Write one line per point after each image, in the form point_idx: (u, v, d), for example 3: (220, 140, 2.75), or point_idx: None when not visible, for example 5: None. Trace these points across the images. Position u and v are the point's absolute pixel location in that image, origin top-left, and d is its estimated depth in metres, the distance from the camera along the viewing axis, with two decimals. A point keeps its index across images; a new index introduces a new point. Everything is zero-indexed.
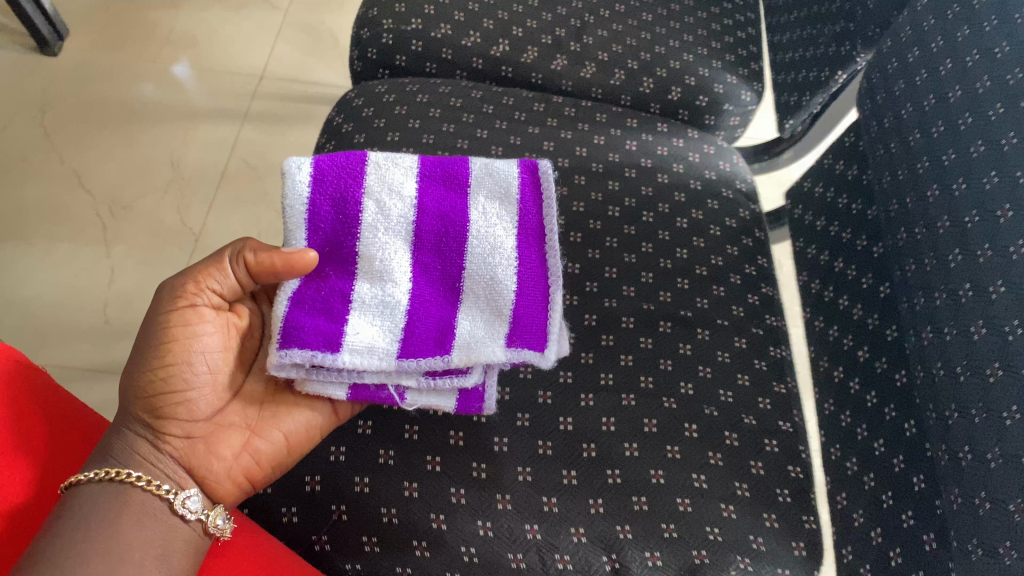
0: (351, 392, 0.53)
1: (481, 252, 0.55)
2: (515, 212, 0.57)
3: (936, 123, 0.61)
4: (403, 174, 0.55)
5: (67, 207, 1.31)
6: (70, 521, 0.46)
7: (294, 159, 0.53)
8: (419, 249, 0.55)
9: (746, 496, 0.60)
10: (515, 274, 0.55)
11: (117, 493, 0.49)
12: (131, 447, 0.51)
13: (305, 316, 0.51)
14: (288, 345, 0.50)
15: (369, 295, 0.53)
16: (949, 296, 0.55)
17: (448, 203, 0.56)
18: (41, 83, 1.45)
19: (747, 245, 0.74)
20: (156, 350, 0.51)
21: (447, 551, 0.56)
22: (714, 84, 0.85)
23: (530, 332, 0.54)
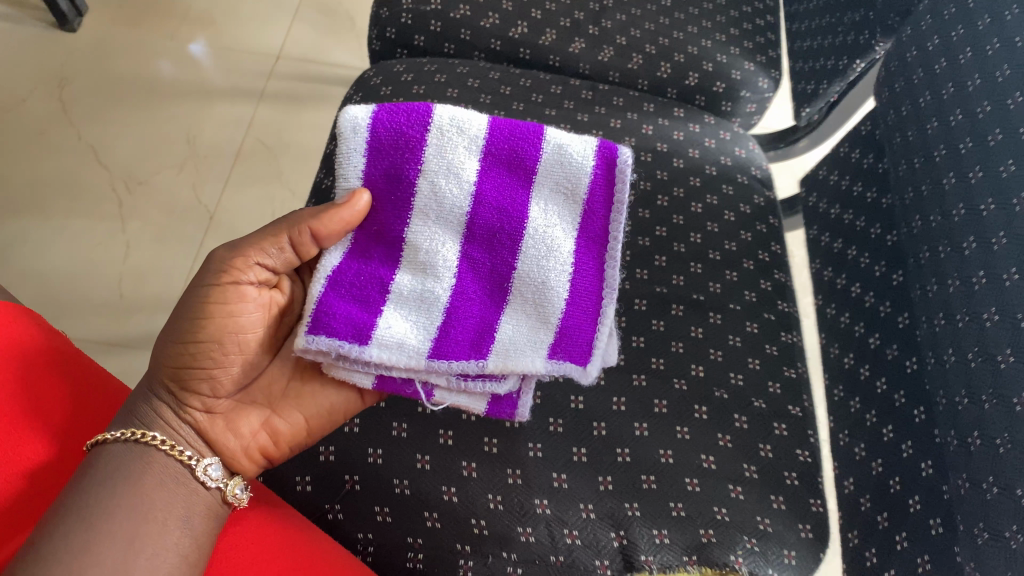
0: (377, 381, 0.53)
1: (537, 254, 0.53)
2: (580, 215, 0.54)
3: (954, 111, 0.61)
4: (465, 153, 0.52)
5: (84, 181, 1.32)
6: (96, 481, 0.47)
7: (352, 120, 0.52)
8: (468, 241, 0.53)
9: (755, 477, 0.61)
10: (568, 282, 0.53)
11: (140, 453, 0.50)
12: (157, 414, 0.52)
13: (339, 302, 0.50)
14: (315, 332, 0.49)
15: (409, 286, 0.52)
16: (963, 283, 0.56)
17: (508, 193, 0.53)
18: (60, 58, 1.46)
19: (762, 231, 0.75)
20: (191, 321, 0.51)
21: (457, 523, 0.57)
22: (732, 71, 0.85)
23: (575, 345, 0.53)
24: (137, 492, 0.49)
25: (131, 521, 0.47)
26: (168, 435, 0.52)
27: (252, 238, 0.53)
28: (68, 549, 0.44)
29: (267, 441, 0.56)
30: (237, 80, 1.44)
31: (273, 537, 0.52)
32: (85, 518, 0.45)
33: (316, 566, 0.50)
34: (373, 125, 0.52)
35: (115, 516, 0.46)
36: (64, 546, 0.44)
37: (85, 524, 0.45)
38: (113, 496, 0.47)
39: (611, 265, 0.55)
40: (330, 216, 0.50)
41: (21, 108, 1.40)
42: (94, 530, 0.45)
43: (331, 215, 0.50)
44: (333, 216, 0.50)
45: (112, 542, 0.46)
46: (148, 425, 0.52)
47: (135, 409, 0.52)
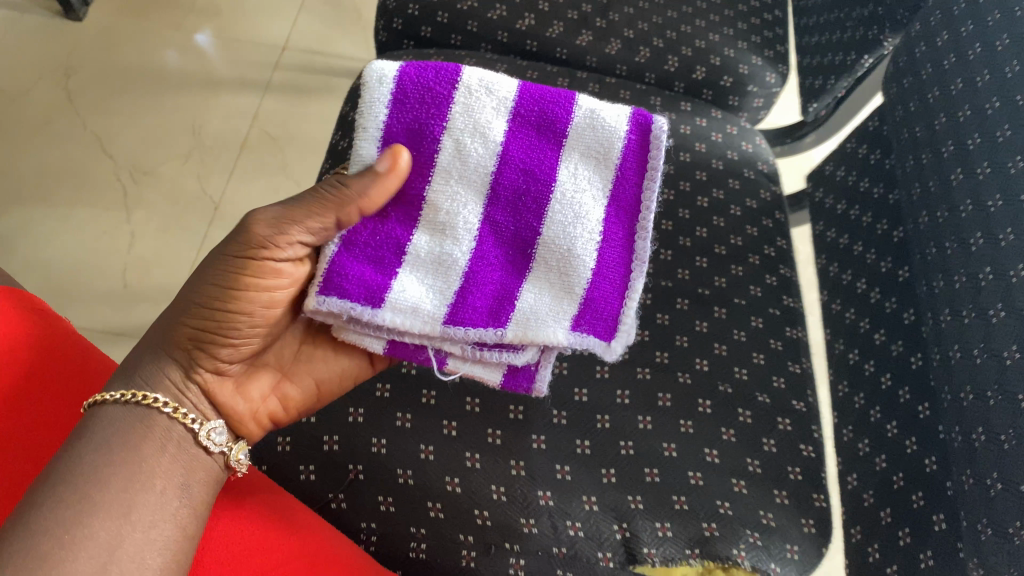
0: (388, 347, 0.51)
1: (563, 219, 0.51)
2: (611, 183, 0.53)
3: (963, 106, 0.61)
4: (494, 113, 0.51)
5: (89, 170, 1.32)
6: (94, 448, 0.47)
7: (376, 71, 0.50)
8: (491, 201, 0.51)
9: (758, 472, 0.61)
10: (596, 251, 0.52)
11: (143, 416, 0.50)
12: (168, 374, 0.51)
13: (352, 262, 0.48)
14: (326, 293, 0.47)
15: (426, 248, 0.50)
16: (969, 279, 0.55)
17: (536, 155, 0.52)
18: (65, 46, 1.46)
19: (768, 226, 0.74)
20: (220, 295, 0.50)
21: (460, 513, 0.57)
22: (740, 65, 0.85)
23: (602, 319, 0.52)
24: (137, 462, 0.48)
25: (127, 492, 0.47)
26: (172, 396, 0.51)
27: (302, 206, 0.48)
28: (60, 515, 0.44)
29: (275, 404, 0.57)
30: (242, 71, 1.44)
31: (272, 524, 0.51)
32: (80, 487, 0.45)
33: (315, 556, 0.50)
34: (399, 78, 0.50)
35: (110, 485, 0.46)
36: (55, 513, 0.43)
37: (79, 493, 0.45)
38: (112, 466, 0.47)
39: (641, 238, 0.53)
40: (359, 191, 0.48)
41: (26, 98, 1.40)
42: (88, 500, 0.45)
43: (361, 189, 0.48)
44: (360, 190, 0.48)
45: (106, 513, 0.45)
46: (154, 384, 0.51)
47: (146, 367, 0.52)
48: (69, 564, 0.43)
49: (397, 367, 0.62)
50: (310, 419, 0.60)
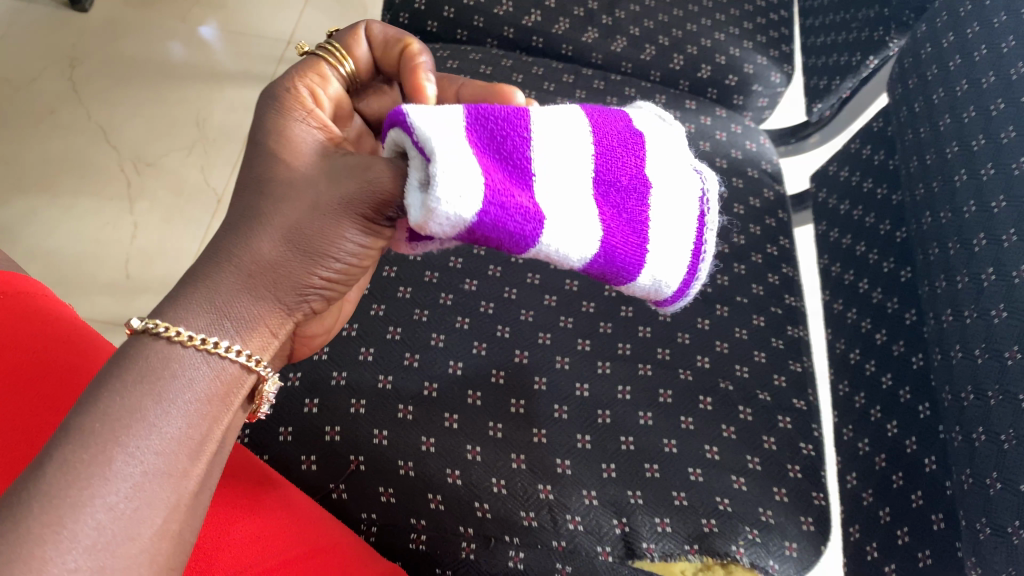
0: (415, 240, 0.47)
1: None
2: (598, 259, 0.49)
3: (967, 108, 0.61)
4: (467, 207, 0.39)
5: (93, 160, 1.32)
6: (158, 371, 0.37)
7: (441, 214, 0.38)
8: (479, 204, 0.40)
9: (757, 469, 0.61)
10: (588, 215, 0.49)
11: (212, 366, 0.38)
12: (261, 325, 0.41)
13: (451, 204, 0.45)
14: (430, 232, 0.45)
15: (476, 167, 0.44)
16: (971, 279, 0.56)
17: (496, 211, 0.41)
18: (71, 37, 1.46)
19: (770, 225, 0.75)
20: (334, 258, 0.42)
21: (460, 507, 0.57)
22: (745, 64, 0.85)
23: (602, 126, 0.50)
24: (204, 404, 0.38)
25: (187, 436, 0.37)
26: (258, 350, 0.41)
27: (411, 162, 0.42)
28: (103, 443, 0.34)
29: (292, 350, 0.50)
30: (247, 64, 1.44)
31: (282, 514, 0.51)
32: (138, 411, 0.35)
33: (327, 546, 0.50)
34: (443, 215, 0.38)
35: (169, 424, 0.36)
36: (96, 440, 0.34)
37: (128, 420, 0.35)
38: (177, 399, 0.37)
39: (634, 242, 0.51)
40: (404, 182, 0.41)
41: (31, 87, 1.40)
42: (141, 431, 0.35)
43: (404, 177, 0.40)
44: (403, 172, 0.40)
45: (156, 454, 0.36)
46: (248, 338, 0.40)
47: (234, 309, 0.39)
48: (99, 501, 0.33)
49: (399, 359, 0.62)
50: (311, 408, 0.60)
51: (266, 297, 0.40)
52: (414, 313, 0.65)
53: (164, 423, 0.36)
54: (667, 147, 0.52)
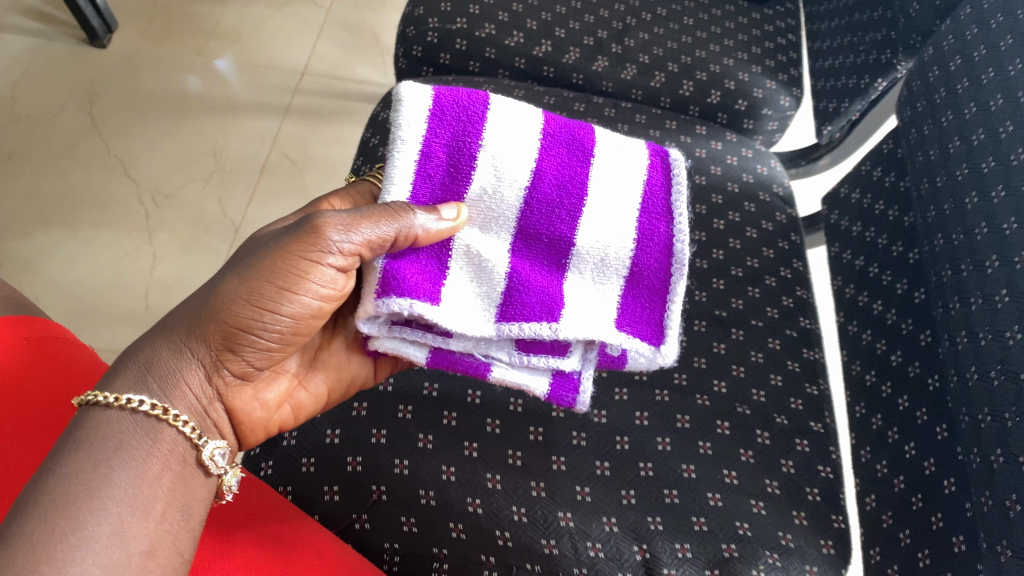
0: (379, 295, 0.49)
1: (491, 205, 0.53)
2: (570, 175, 0.54)
3: (976, 130, 0.61)
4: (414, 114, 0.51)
5: (111, 192, 1.35)
6: (99, 440, 0.44)
7: (406, 91, 0.51)
8: (437, 120, 0.51)
9: (776, 493, 0.61)
10: (549, 193, 0.53)
11: (144, 426, 0.46)
12: (181, 379, 0.49)
13: (412, 271, 0.50)
14: (385, 294, 0.48)
15: (468, 262, 0.52)
16: (985, 301, 0.56)
17: (460, 133, 0.52)
18: (90, 72, 1.49)
19: (783, 248, 0.76)
20: (272, 317, 0.49)
21: (481, 535, 0.57)
22: (754, 89, 0.86)
23: (551, 241, 0.54)
24: (145, 462, 0.45)
25: (125, 496, 0.43)
26: (180, 400, 0.48)
27: (344, 221, 0.48)
28: (49, 517, 0.41)
29: (288, 413, 0.57)
30: (263, 95, 1.47)
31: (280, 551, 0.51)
32: (85, 478, 0.42)
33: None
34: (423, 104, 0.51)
35: (107, 487, 0.43)
36: (43, 513, 0.41)
37: (69, 493, 0.42)
38: (114, 464, 0.44)
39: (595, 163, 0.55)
40: (363, 242, 0.48)
41: (52, 122, 1.42)
42: (83, 496, 0.42)
43: (365, 239, 0.47)
44: (371, 233, 0.47)
45: (99, 516, 0.42)
46: (168, 397, 0.48)
47: (159, 366, 0.48)
48: (50, 564, 0.39)
49: (419, 388, 0.63)
50: (333, 439, 0.60)
51: (195, 363, 0.49)
52: None
53: (106, 486, 0.43)
54: (605, 221, 0.54)
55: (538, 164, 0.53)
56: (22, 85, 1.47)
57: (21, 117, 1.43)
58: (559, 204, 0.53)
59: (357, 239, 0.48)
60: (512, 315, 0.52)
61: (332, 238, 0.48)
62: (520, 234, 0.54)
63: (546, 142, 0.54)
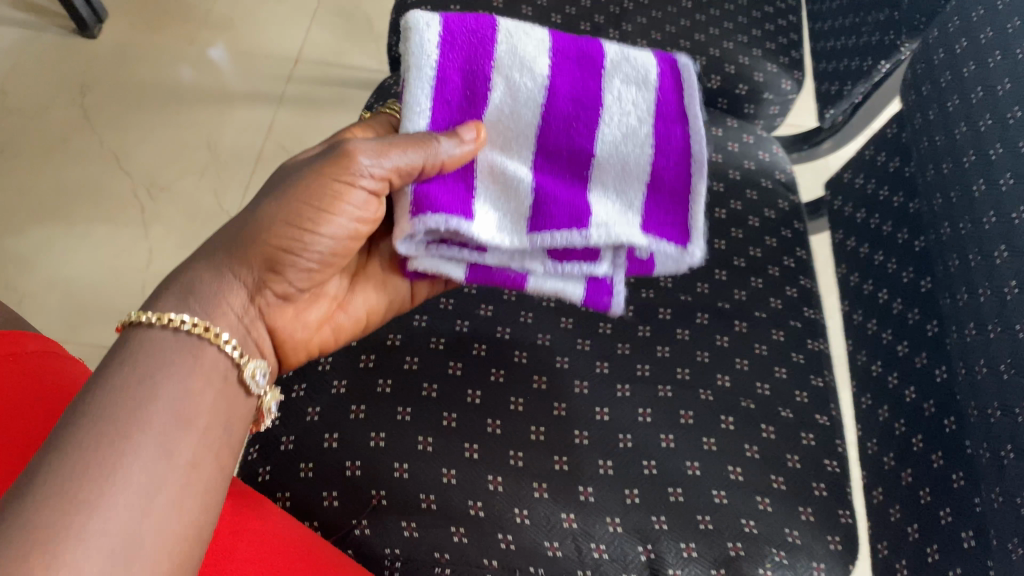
0: (415, 215, 0.47)
1: (511, 127, 0.52)
2: (585, 90, 0.53)
3: (983, 115, 0.60)
4: (427, 41, 0.50)
5: (106, 186, 1.33)
6: (136, 380, 0.44)
7: (419, 19, 0.51)
8: (449, 46, 0.51)
9: (782, 489, 0.60)
10: (566, 107, 0.53)
11: (186, 347, 0.46)
12: (224, 300, 0.49)
13: (443, 185, 0.49)
14: (421, 213, 0.47)
15: (493, 176, 0.51)
16: (994, 292, 0.55)
17: (473, 59, 0.51)
18: (81, 64, 1.47)
19: (787, 236, 0.75)
20: (310, 241, 0.49)
21: (484, 538, 0.56)
22: (755, 73, 0.85)
23: (573, 154, 0.53)
24: (185, 399, 0.45)
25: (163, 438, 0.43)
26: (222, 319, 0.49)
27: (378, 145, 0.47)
28: (82, 462, 0.40)
29: (328, 334, 0.58)
30: (256, 84, 1.45)
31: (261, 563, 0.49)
32: (108, 449, 0.41)
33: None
34: (435, 30, 0.51)
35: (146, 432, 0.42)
36: (78, 456, 0.40)
37: (108, 437, 0.41)
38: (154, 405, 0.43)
39: (607, 76, 0.54)
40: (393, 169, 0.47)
41: (44, 116, 1.41)
42: (120, 440, 0.41)
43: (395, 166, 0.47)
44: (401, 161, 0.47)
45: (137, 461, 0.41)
46: (210, 316, 0.48)
47: (205, 287, 0.49)
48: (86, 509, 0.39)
49: (418, 390, 0.62)
50: (331, 443, 0.60)
51: (235, 285, 0.50)
52: (430, 342, 0.64)
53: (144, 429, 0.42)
54: (623, 131, 0.53)
55: (552, 82, 0.53)
56: (12, 79, 1.45)
57: (12, 111, 1.41)
58: (578, 118, 0.53)
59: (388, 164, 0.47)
60: (544, 223, 0.50)
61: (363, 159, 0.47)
62: (540, 150, 0.53)
63: (557, 59, 0.53)
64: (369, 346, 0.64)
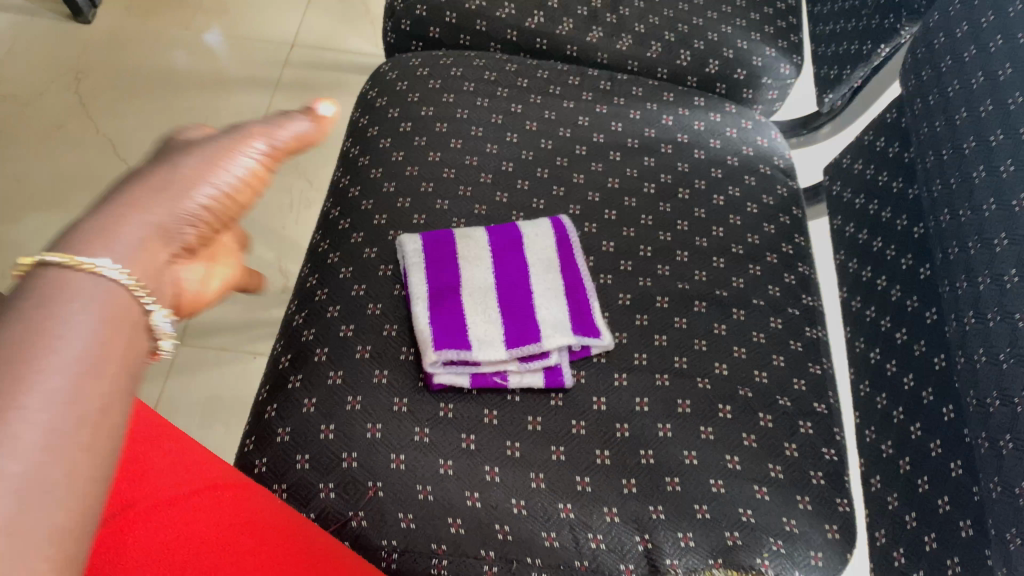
0: (438, 346, 0.60)
1: (472, 310, 0.63)
2: (518, 279, 0.66)
3: (984, 101, 0.59)
4: (413, 243, 0.66)
5: (101, 173, 1.32)
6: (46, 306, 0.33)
7: (408, 242, 0.66)
8: (432, 246, 0.66)
9: (779, 477, 0.60)
10: (502, 285, 0.65)
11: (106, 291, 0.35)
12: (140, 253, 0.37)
13: (448, 341, 0.60)
14: (443, 349, 0.60)
15: (479, 341, 0.61)
16: (993, 280, 0.55)
17: (449, 249, 0.66)
18: (75, 50, 1.46)
19: (785, 223, 0.74)
20: (222, 188, 0.42)
21: (482, 529, 0.56)
22: (753, 57, 0.84)
23: (519, 305, 0.64)
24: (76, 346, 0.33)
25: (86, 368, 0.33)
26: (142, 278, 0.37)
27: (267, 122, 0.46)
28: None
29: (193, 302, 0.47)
30: (252, 70, 1.44)
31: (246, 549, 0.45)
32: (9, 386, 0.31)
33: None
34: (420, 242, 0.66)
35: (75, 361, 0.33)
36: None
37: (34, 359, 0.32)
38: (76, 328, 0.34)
39: (528, 256, 0.67)
40: (287, 142, 0.47)
41: (38, 102, 1.40)
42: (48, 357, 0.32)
43: (289, 137, 0.47)
44: (288, 135, 0.47)
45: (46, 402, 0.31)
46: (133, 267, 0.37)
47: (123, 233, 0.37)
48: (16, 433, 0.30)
49: (414, 381, 0.61)
50: (328, 434, 0.59)
51: (154, 222, 0.39)
52: None
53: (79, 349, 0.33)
54: (545, 263, 0.67)
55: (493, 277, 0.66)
56: (6, 65, 1.44)
57: (6, 98, 1.40)
58: (519, 299, 0.64)
59: (280, 140, 0.46)
60: (517, 337, 0.61)
61: (254, 144, 0.45)
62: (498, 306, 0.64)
63: (494, 256, 0.66)
64: (365, 337, 0.63)
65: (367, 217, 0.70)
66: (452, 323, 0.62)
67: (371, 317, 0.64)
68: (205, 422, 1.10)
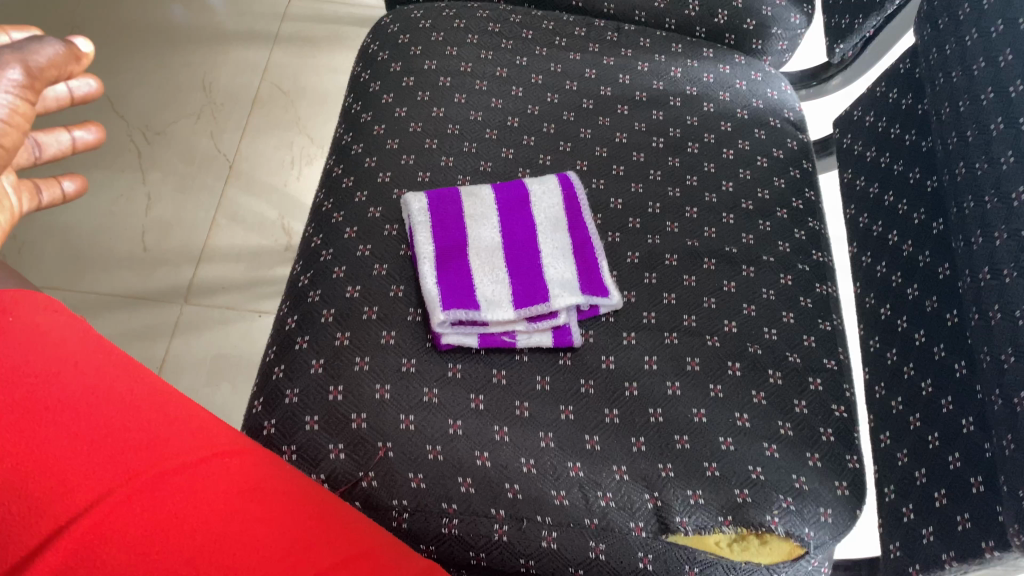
0: (445, 306, 0.59)
1: (480, 271, 0.63)
2: (527, 237, 0.65)
3: (1003, 50, 0.58)
4: (417, 200, 0.65)
5: (101, 131, 1.30)
6: None
7: (411, 199, 0.65)
8: (437, 202, 0.65)
9: (790, 435, 0.60)
10: (510, 243, 0.65)
11: None
12: None
13: (454, 301, 0.60)
14: (450, 309, 0.59)
15: (487, 302, 0.61)
16: (1010, 236, 0.54)
17: (454, 206, 0.65)
18: (71, 5, 1.43)
19: (795, 177, 0.73)
20: None
21: (492, 488, 0.56)
22: (762, 7, 0.81)
23: (527, 265, 0.64)
24: None
25: None
26: None
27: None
28: None
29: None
30: (250, 23, 1.42)
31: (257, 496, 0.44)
32: None
33: (348, 552, 0.43)
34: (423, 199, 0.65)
35: None
36: None
37: None
38: None
39: (536, 214, 0.66)
40: (47, 68, 0.40)
41: None
42: None
43: (48, 62, 0.40)
44: (45, 60, 0.40)
45: None
46: None
47: None
48: None
49: (423, 341, 0.61)
50: (336, 396, 0.59)
51: None
52: None
53: None
54: (553, 220, 0.66)
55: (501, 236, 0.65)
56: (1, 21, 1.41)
57: None
58: (527, 258, 0.64)
59: (36, 65, 0.40)
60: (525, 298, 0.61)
61: (9, 73, 0.38)
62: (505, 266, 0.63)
63: (501, 214, 0.66)
64: (372, 298, 0.63)
65: (371, 174, 0.69)
66: (460, 283, 0.61)
67: (377, 278, 0.64)
68: (212, 381, 1.10)
